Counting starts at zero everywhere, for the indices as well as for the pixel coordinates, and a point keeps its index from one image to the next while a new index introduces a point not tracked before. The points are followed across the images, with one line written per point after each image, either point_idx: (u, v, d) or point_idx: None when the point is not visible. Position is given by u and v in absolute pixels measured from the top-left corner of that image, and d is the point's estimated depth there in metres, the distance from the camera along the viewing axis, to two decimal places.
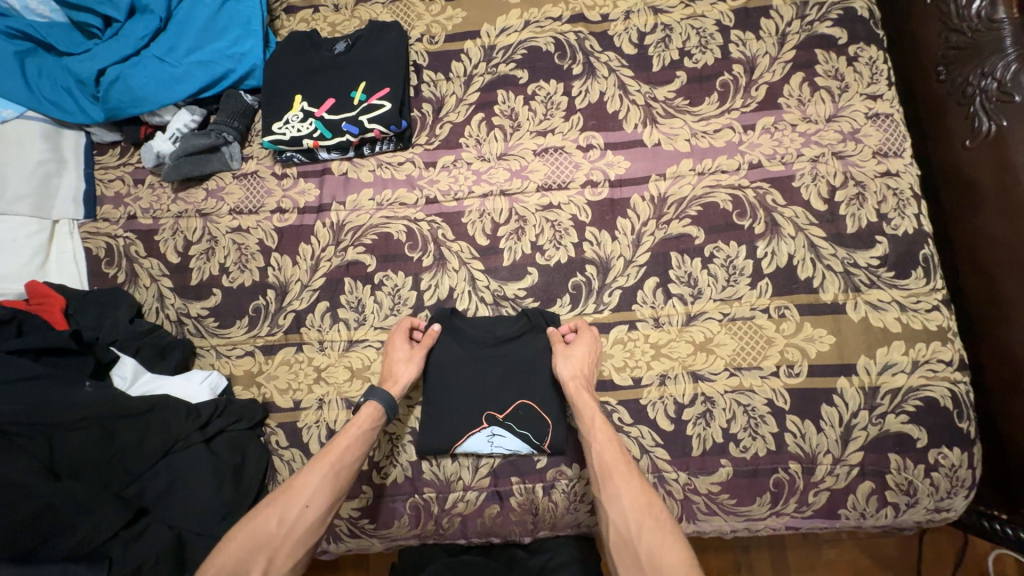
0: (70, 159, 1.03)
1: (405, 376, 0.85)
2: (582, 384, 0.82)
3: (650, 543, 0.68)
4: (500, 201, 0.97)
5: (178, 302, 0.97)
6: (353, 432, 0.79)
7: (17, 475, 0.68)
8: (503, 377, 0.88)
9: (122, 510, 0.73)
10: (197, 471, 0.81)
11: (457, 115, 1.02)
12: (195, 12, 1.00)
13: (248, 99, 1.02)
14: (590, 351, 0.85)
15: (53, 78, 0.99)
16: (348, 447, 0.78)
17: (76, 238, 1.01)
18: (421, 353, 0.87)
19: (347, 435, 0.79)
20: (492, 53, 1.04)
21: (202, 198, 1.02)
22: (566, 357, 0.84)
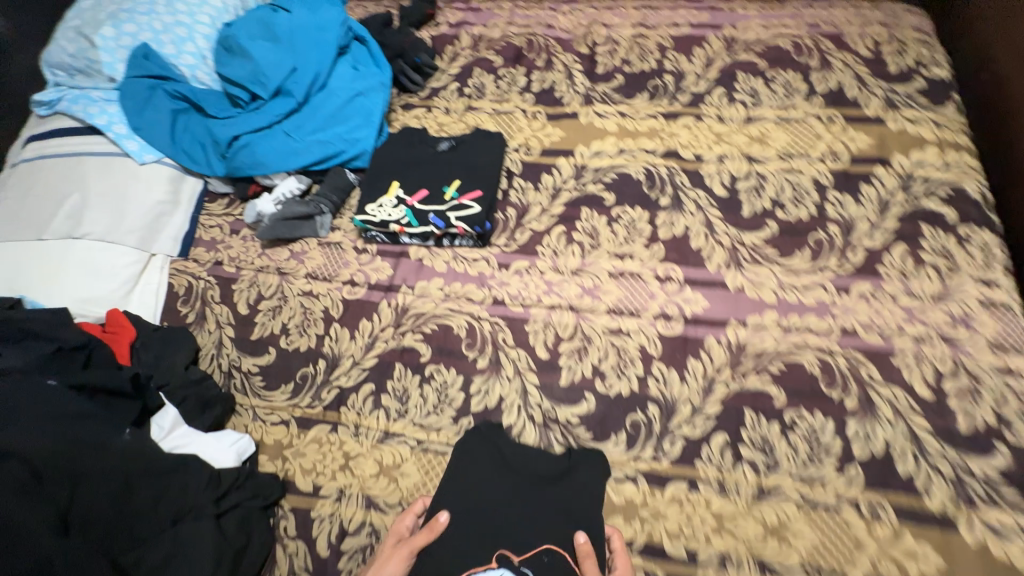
0: (184, 202, 1.13)
1: None
2: None
3: None
4: (567, 316, 0.95)
5: (233, 354, 0.99)
6: None
7: (29, 519, 0.64)
8: (529, 524, 0.76)
9: None
10: (199, 549, 0.72)
11: (539, 224, 1.04)
12: (328, 100, 1.10)
13: (350, 177, 1.10)
14: None
15: (195, 134, 1.12)
16: None
17: (165, 273, 1.07)
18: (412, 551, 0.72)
19: None
20: (582, 173, 1.09)
21: (285, 258, 1.07)
22: (595, 574, 0.70)
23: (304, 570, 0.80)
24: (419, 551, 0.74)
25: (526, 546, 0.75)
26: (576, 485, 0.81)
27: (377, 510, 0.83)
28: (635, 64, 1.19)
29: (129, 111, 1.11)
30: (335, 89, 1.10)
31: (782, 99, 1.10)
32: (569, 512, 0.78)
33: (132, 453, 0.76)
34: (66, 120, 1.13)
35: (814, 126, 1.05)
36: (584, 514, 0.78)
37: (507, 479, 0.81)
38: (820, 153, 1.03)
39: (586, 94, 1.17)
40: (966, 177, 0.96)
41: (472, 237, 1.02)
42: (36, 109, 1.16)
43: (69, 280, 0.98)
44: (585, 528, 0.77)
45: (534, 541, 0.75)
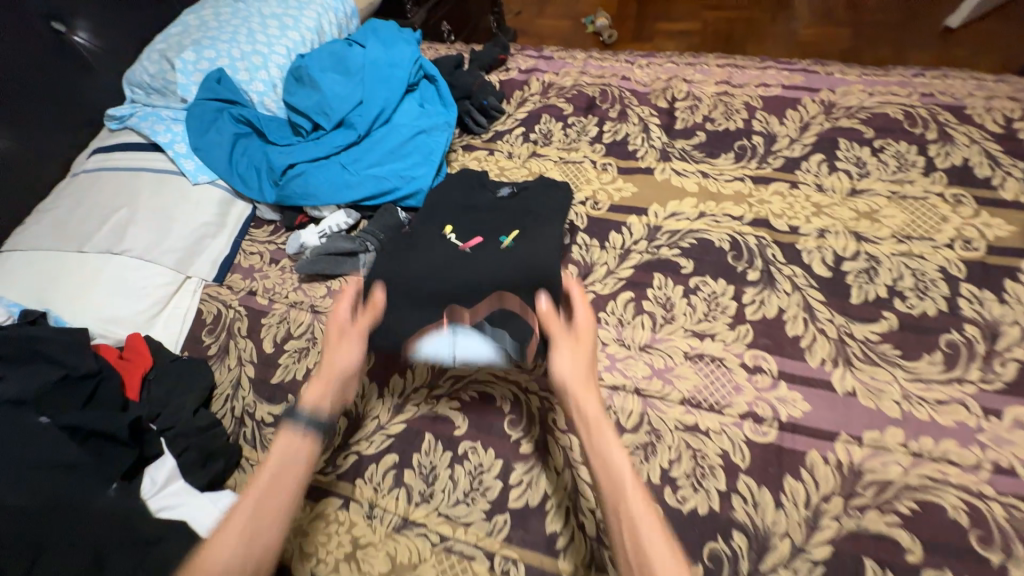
0: (229, 225, 1.09)
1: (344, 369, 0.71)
2: (577, 349, 0.68)
3: None
4: (631, 401, 0.80)
5: (248, 397, 0.88)
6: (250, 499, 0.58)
7: None
8: (484, 279, 0.84)
9: None
10: None
11: (603, 286, 0.92)
12: (389, 135, 1.05)
13: (401, 216, 1.02)
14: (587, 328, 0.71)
15: (252, 159, 1.09)
16: (249, 522, 0.57)
17: (196, 297, 1.01)
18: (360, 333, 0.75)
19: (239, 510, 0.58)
20: (656, 233, 0.97)
21: (320, 295, 0.99)
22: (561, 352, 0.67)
23: None
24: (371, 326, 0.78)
25: (476, 300, 0.83)
26: (516, 257, 0.87)
27: None
28: (719, 122, 1.09)
29: (192, 131, 1.10)
30: (399, 125, 1.06)
31: (894, 171, 0.96)
32: (530, 270, 0.84)
33: (87, 513, 0.65)
34: (134, 136, 1.14)
35: (937, 205, 0.90)
36: (539, 271, 0.84)
37: (434, 266, 0.88)
38: (946, 237, 0.87)
39: (663, 149, 1.07)
40: None
41: (528, 284, 0.82)
42: (109, 123, 1.18)
43: (99, 297, 0.93)
44: (544, 283, 0.82)
45: (485, 291, 0.83)
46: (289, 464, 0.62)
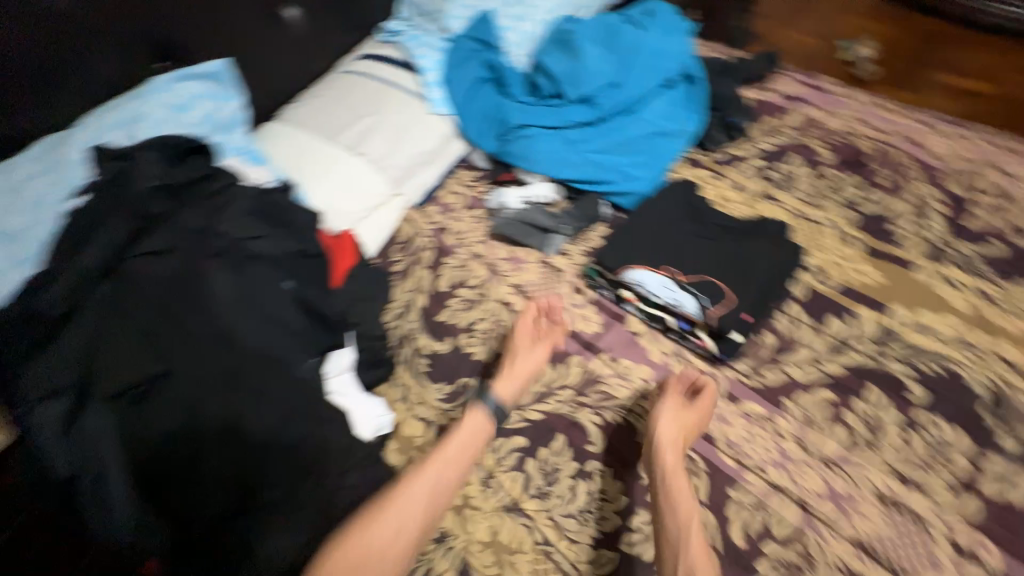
0: (443, 159, 1.16)
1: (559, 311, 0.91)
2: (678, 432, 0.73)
3: None
4: (793, 512, 0.70)
5: (414, 324, 0.95)
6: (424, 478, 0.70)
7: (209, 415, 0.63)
8: (718, 256, 0.86)
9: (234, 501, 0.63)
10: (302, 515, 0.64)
11: (801, 372, 0.80)
12: (626, 127, 1.01)
13: (603, 210, 1.00)
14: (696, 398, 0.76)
15: (487, 107, 1.14)
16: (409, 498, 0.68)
17: (398, 214, 1.11)
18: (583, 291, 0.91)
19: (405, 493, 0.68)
20: (888, 340, 0.81)
21: (502, 257, 1.01)
22: (667, 407, 0.74)
23: None
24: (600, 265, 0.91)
25: (698, 271, 0.84)
26: (748, 251, 0.86)
27: None
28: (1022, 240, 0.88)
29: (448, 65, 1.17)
30: (640, 119, 1.01)
31: None
32: (750, 273, 0.83)
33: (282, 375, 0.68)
34: (397, 53, 1.25)
35: None
36: (761, 269, 0.84)
37: (681, 219, 0.92)
38: None
39: (934, 245, 0.89)
40: None
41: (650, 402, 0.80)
42: (380, 34, 1.31)
43: (333, 185, 1.04)
44: (756, 287, 0.82)
45: (701, 270, 0.85)
46: (475, 437, 0.76)
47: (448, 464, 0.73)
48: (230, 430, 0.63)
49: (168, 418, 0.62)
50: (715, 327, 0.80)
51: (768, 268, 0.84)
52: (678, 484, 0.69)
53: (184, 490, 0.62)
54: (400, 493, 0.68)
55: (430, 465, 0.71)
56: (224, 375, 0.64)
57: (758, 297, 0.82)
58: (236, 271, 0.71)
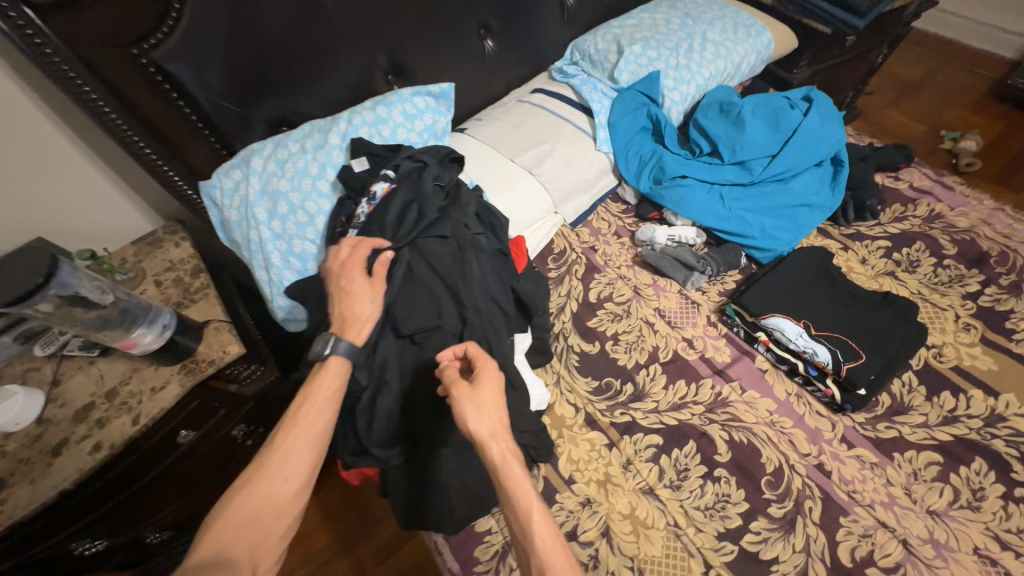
0: (597, 189, 1.34)
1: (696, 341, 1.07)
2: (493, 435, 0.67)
3: None
4: (896, 549, 0.82)
5: (567, 324, 1.13)
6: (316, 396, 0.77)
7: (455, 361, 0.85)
8: (848, 319, 1.01)
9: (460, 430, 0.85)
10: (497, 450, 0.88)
11: (912, 433, 0.92)
12: (773, 193, 1.17)
13: (741, 260, 1.16)
14: (492, 393, 0.70)
15: (644, 152, 1.31)
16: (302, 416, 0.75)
17: (553, 230, 1.30)
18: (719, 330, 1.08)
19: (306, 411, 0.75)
20: (995, 421, 0.92)
21: (645, 282, 1.18)
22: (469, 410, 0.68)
23: None
24: (737, 307, 1.07)
25: (829, 329, 0.99)
26: (876, 318, 1.00)
27: (609, 544, 0.86)
28: None
29: (615, 110, 1.36)
30: (786, 189, 1.17)
31: None
32: (876, 338, 0.97)
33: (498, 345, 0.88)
34: (568, 92, 1.45)
35: None
36: (887, 337, 0.97)
37: (814, 281, 1.08)
38: None
39: None
40: None
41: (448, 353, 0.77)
42: (552, 73, 1.52)
43: (511, 196, 1.24)
44: (882, 352, 0.96)
45: (832, 329, 1.00)
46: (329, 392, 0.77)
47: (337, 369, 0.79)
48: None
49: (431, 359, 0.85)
50: (844, 375, 0.94)
51: (895, 338, 0.97)
52: (506, 472, 0.65)
53: (429, 417, 0.85)
54: (309, 399, 0.76)
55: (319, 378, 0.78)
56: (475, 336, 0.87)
57: (884, 360, 0.95)
58: (482, 260, 0.94)
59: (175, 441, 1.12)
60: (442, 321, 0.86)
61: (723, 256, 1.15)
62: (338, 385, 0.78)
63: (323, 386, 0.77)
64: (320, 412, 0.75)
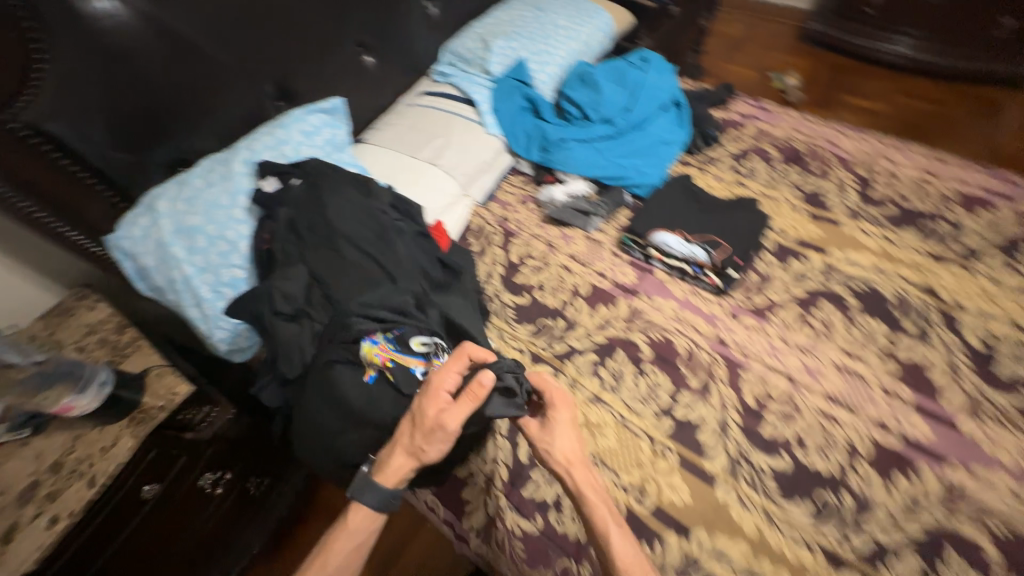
0: (497, 168, 1.51)
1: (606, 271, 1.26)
2: (570, 464, 0.84)
3: None
4: (782, 382, 1.04)
5: (498, 286, 1.27)
6: (340, 545, 0.80)
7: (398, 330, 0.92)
8: (712, 222, 1.24)
9: None
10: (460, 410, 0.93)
11: (777, 296, 1.17)
12: (637, 138, 1.40)
13: (626, 198, 1.37)
14: (569, 425, 0.87)
15: (528, 127, 1.50)
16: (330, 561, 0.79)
17: (468, 211, 1.43)
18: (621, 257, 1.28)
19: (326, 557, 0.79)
20: (830, 271, 1.19)
21: (556, 235, 1.35)
22: (555, 441, 0.85)
23: (504, 463, 0.98)
24: (630, 234, 1.28)
25: (701, 233, 1.22)
26: (732, 217, 1.25)
27: None
28: (912, 201, 1.28)
29: (496, 98, 1.54)
30: (646, 132, 1.40)
31: None
32: (734, 231, 1.22)
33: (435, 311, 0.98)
34: (452, 90, 1.62)
35: None
36: (741, 228, 1.23)
37: (684, 199, 1.30)
38: None
39: (854, 209, 1.29)
40: None
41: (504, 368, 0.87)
42: (435, 76, 1.68)
43: (421, 188, 1.37)
44: (739, 240, 1.21)
45: (702, 232, 1.22)
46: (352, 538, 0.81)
47: (362, 516, 0.81)
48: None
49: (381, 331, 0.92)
50: (716, 263, 1.17)
51: (746, 228, 1.23)
52: (584, 491, 0.82)
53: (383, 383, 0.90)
54: (328, 553, 0.80)
55: (340, 531, 0.81)
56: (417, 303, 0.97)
57: (742, 246, 1.20)
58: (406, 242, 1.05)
59: (140, 496, 1.11)
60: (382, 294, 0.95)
61: (611, 198, 1.36)
62: (365, 532, 0.81)
63: (340, 539, 0.80)
64: (335, 562, 0.79)
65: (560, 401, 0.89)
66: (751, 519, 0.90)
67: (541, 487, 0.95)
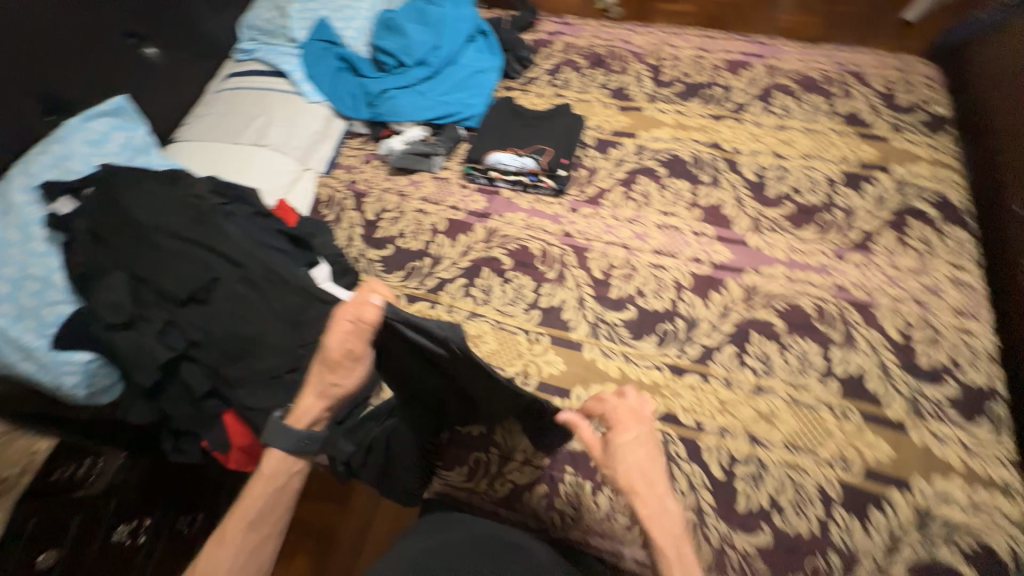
0: (332, 135, 1.48)
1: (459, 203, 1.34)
2: (627, 472, 0.79)
3: None
4: (620, 251, 1.22)
5: (361, 246, 1.30)
6: (257, 490, 0.80)
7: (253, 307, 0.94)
8: (537, 133, 1.36)
9: (284, 360, 0.93)
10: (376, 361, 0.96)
11: (604, 183, 1.33)
12: (455, 72, 1.46)
13: (461, 133, 1.43)
14: (638, 441, 0.82)
15: (350, 86, 1.49)
16: (250, 509, 0.78)
17: (313, 184, 1.41)
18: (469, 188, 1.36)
19: (242, 507, 0.78)
20: (642, 151, 1.38)
21: (405, 184, 1.39)
22: (619, 453, 0.81)
23: None
24: (471, 163, 1.36)
25: (529, 145, 1.34)
26: (552, 124, 1.38)
27: None
28: (693, 77, 1.50)
29: (307, 63, 1.48)
30: (462, 66, 1.47)
31: (808, 115, 1.38)
32: (557, 136, 1.35)
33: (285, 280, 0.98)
34: (260, 66, 1.53)
35: (832, 138, 1.33)
36: (562, 132, 1.36)
37: (509, 119, 1.40)
38: (833, 158, 1.30)
39: (651, 94, 1.48)
40: (950, 189, 1.23)
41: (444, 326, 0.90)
42: (237, 55, 1.57)
43: (252, 173, 1.32)
44: (563, 143, 1.34)
45: (530, 145, 1.34)
46: (271, 479, 0.81)
47: (276, 459, 0.82)
48: (277, 307, 0.96)
49: (232, 308, 0.93)
50: (547, 168, 1.30)
51: (566, 131, 1.36)
52: (637, 490, 0.78)
53: (250, 360, 0.92)
54: (245, 501, 0.79)
55: (257, 478, 0.81)
56: (261, 270, 0.97)
57: (566, 148, 1.34)
58: (235, 222, 1.02)
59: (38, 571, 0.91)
60: (219, 273, 0.94)
61: (446, 135, 1.42)
62: (284, 476, 0.83)
63: (257, 483, 0.80)
64: (255, 505, 0.78)
65: (628, 418, 0.84)
66: (613, 364, 1.07)
67: None
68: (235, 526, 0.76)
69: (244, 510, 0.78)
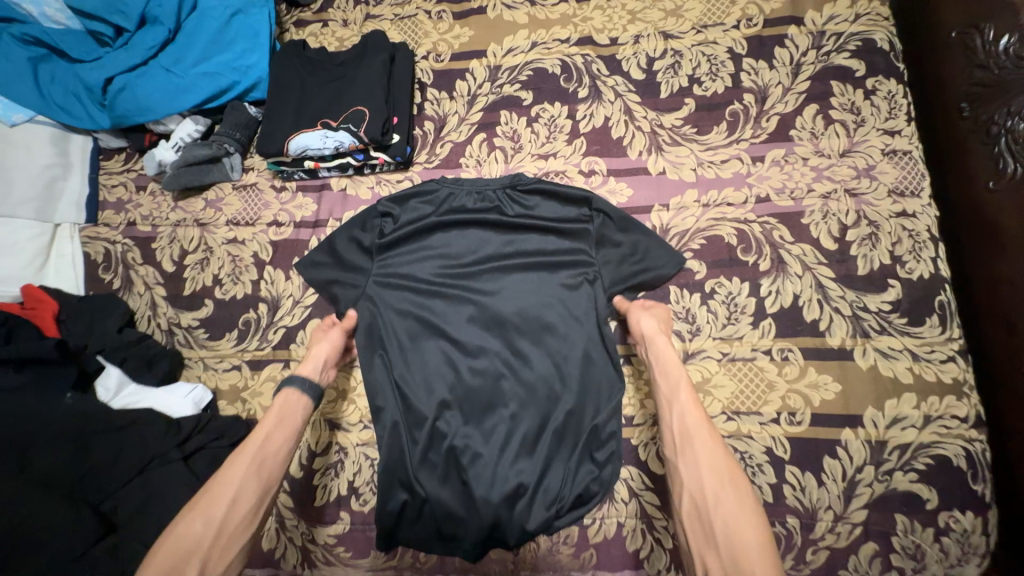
0: (77, 163, 1.05)
1: (282, 217, 1.00)
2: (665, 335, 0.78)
3: (725, 509, 0.61)
4: None
5: (169, 312, 0.98)
6: (269, 426, 0.73)
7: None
8: (345, 90, 0.96)
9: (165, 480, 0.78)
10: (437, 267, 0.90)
11: (458, 135, 1.00)
12: (204, 23, 1.02)
13: (251, 112, 1.03)
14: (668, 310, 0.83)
15: (65, 84, 1.00)
16: (272, 442, 0.72)
17: (77, 242, 1.03)
18: (289, 192, 1.01)
19: (262, 432, 0.72)
20: (497, 73, 1.02)
21: (201, 208, 1.03)
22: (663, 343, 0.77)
23: (283, 491, 0.89)
24: (279, 158, 0.97)
25: (339, 112, 0.94)
26: (363, 67, 0.97)
27: (342, 431, 0.90)
28: None
29: None
30: (208, 11, 1.02)
31: None
32: (373, 83, 0.95)
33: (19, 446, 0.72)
34: None
35: None
36: (378, 75, 0.95)
37: (308, 75, 0.99)
38: (734, 19, 0.99)
39: None
40: (876, 26, 0.96)
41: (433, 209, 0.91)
42: None
43: None
44: (387, 96, 0.96)
45: (343, 110, 0.94)
46: (283, 421, 0.75)
47: (279, 440, 0.72)
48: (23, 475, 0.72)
49: None
50: (373, 136, 0.92)
51: (387, 73, 0.97)
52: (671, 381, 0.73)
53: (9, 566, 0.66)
54: (249, 446, 0.71)
55: (249, 456, 0.70)
56: None
57: (394, 101, 0.97)
58: None
59: None
60: None
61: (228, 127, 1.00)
62: None
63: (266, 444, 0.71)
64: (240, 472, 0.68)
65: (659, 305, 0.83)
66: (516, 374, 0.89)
67: (329, 486, 0.88)
68: (214, 502, 0.66)
69: (220, 487, 0.67)
